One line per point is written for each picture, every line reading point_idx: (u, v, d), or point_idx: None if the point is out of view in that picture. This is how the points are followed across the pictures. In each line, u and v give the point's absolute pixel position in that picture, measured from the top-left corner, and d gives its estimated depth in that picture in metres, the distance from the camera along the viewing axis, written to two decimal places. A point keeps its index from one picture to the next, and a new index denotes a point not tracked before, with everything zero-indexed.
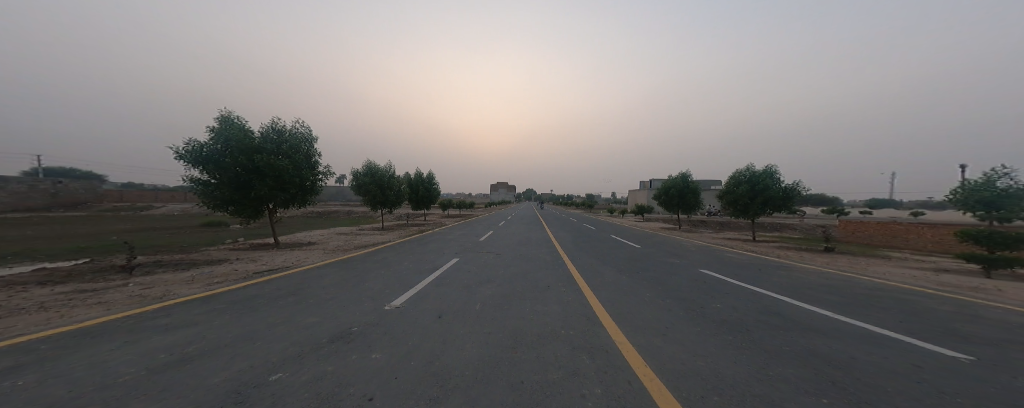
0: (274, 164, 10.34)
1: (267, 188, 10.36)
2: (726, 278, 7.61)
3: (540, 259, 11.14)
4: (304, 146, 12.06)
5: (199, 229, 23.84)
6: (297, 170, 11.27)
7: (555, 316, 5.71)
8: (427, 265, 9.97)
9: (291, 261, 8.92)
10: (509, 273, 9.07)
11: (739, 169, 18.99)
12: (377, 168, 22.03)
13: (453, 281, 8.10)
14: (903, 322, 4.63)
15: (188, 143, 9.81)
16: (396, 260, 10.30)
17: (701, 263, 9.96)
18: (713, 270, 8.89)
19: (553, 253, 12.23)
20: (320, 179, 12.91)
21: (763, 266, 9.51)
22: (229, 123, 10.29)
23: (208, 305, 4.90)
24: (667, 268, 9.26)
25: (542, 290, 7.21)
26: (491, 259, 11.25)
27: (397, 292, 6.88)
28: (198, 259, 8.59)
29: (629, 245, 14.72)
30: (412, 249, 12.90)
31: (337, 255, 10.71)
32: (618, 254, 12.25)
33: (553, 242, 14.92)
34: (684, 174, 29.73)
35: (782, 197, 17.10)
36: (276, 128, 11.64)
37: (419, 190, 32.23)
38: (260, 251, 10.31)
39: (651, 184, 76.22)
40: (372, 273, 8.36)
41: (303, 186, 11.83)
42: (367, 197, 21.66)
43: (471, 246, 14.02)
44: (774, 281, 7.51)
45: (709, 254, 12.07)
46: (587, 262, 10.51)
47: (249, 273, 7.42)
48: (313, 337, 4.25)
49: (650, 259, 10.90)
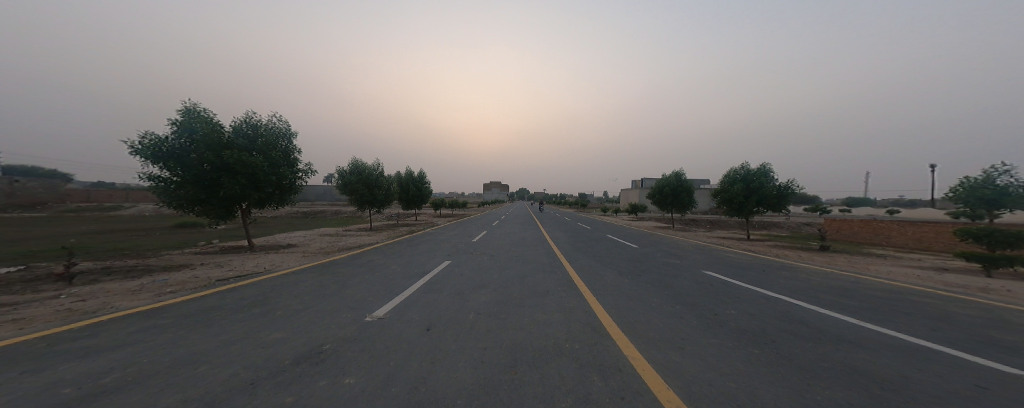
0: (246, 161, 9.46)
1: (237, 186, 9.47)
2: (733, 281, 7.21)
3: (537, 261, 10.59)
4: (282, 141, 11.19)
5: (170, 230, 22.40)
6: (273, 168, 10.41)
7: (556, 326, 5.17)
8: (416, 268, 9.32)
9: (264, 266, 8.11)
10: (504, 277, 8.48)
11: (733, 168, 18.87)
12: (364, 166, 21.07)
13: (444, 287, 7.49)
14: (934, 330, 4.28)
15: (147, 136, 8.85)
16: (382, 264, 9.59)
17: (703, 264, 9.60)
18: (717, 272, 8.53)
19: (549, 255, 11.69)
20: (299, 178, 12.03)
21: (765, 267, 9.21)
22: (194, 115, 9.36)
23: (151, 322, 4.16)
24: (670, 270, 8.81)
25: (540, 297, 6.65)
26: (485, 262, 10.63)
27: (381, 300, 6.23)
28: (155, 265, 7.70)
29: (627, 246, 14.29)
30: (400, 251, 12.19)
31: (318, 258, 9.88)
32: (617, 255, 11.82)
33: (548, 243, 14.41)
34: (678, 172, 29.66)
35: (776, 196, 17.05)
36: (249, 122, 10.72)
37: (409, 190, 31.29)
38: (231, 255, 9.42)
39: (642, 182, 76.71)
40: (354, 279, 7.63)
41: (279, 184, 10.96)
42: (353, 197, 20.68)
43: (463, 248, 13.36)
44: (784, 283, 7.16)
45: (710, 254, 11.70)
46: (586, 264, 10.01)
47: (211, 280, 6.60)
48: (274, 359, 3.59)
49: (652, 261, 10.43)
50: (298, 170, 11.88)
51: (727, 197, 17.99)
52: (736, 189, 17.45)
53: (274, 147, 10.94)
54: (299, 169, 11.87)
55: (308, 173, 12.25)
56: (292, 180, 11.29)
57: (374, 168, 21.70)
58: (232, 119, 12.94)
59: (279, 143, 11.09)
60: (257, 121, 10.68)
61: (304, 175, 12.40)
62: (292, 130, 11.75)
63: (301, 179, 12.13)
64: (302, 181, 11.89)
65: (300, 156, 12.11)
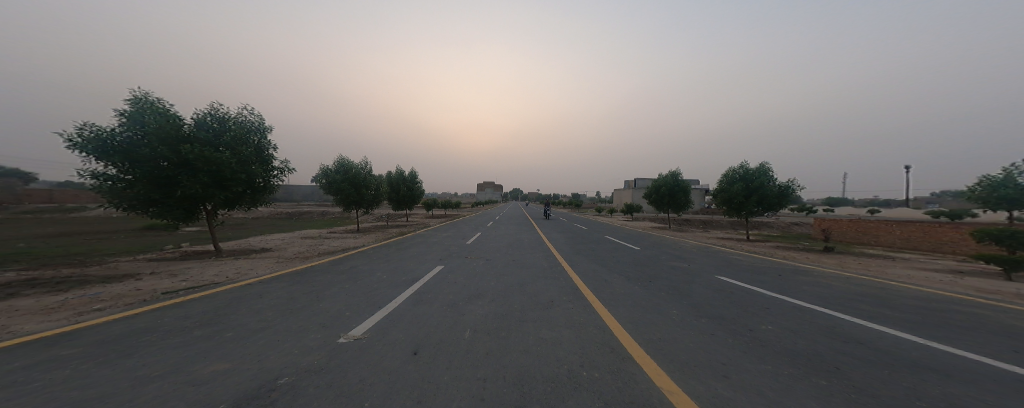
0: (209, 156, 8.42)
1: (199, 185, 8.39)
2: (755, 287, 6.58)
3: (536, 267, 9.80)
4: (253, 137, 10.16)
5: (137, 232, 20.78)
6: (242, 165, 9.37)
7: (567, 347, 4.38)
8: (404, 275, 8.44)
9: (227, 275, 7.06)
10: (502, 285, 7.65)
11: (732, 167, 18.50)
12: (351, 164, 19.89)
13: (435, 297, 6.64)
14: (1010, 349, 3.66)
15: (90, 129, 7.75)
16: (365, 270, 8.61)
17: (714, 268, 9.00)
18: (732, 277, 7.92)
19: (549, 259, 10.90)
20: (273, 177, 10.97)
21: (780, 270, 8.65)
22: (150, 106, 8.35)
23: (51, 353, 3.23)
24: (683, 276, 8.11)
25: (545, 310, 5.86)
26: (481, 267, 9.75)
27: (360, 315, 5.31)
28: (94, 277, 6.61)
29: (629, 249, 13.59)
30: (387, 254, 11.24)
31: (294, 264, 8.84)
32: (620, 259, 11.10)
33: (546, 246, 13.68)
34: (674, 172, 29.39)
35: (777, 196, 16.71)
36: (215, 116, 9.68)
37: (399, 189, 30.14)
38: (193, 261, 8.33)
39: (634, 183, 76.96)
40: (331, 288, 6.68)
41: (250, 184, 9.90)
42: (339, 197, 19.44)
43: (455, 251, 12.43)
44: (810, 289, 6.53)
45: (717, 257, 11.08)
46: (590, 270, 9.25)
47: (156, 294, 5.59)
48: (206, 402, 2.72)
49: (659, 265, 9.74)
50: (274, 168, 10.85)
51: (727, 197, 17.57)
52: (736, 189, 17.04)
53: (244, 143, 9.92)
54: (274, 167, 10.83)
55: (285, 172, 11.21)
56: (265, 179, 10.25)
57: (361, 166, 20.51)
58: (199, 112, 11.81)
59: (250, 138, 10.08)
60: (224, 114, 9.67)
61: (280, 175, 11.36)
62: (266, 125, 10.74)
63: (277, 178, 11.08)
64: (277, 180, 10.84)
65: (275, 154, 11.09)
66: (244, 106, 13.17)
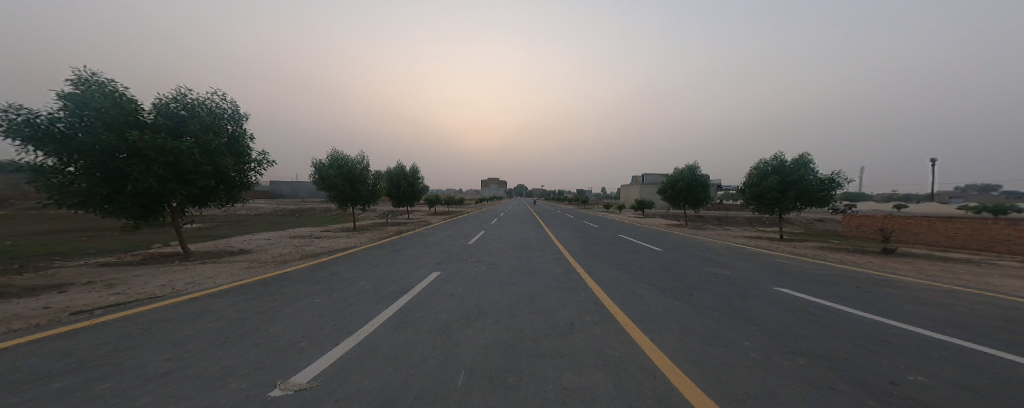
0: (165, 145, 7.18)
1: (153, 178, 7.16)
2: (839, 306, 5.05)
3: (546, 275, 8.37)
4: (223, 124, 8.90)
5: (127, 231, 19.97)
6: (207, 155, 8.11)
7: (604, 403, 2.98)
8: (393, 284, 7.18)
9: (175, 286, 5.83)
10: (507, 300, 6.31)
11: (764, 159, 16.67)
12: (347, 158, 18.68)
13: (425, 317, 5.32)
14: None
15: (23, 112, 6.61)
16: (344, 278, 7.28)
17: (762, 274, 7.51)
18: (791, 288, 6.42)
19: (561, 265, 9.45)
20: (250, 170, 9.72)
21: (847, 277, 7.10)
22: (97, 87, 7.17)
23: None
24: (729, 287, 6.57)
25: (566, 342, 4.47)
26: (482, 275, 8.36)
27: (318, 348, 3.95)
28: (12, 290, 5.45)
29: (650, 251, 12.03)
30: (380, 258, 10.03)
31: (267, 270, 7.60)
32: (642, 263, 9.67)
33: (557, 247, 12.31)
34: (692, 166, 27.45)
35: (817, 191, 14.88)
36: (179, 100, 8.46)
37: (401, 185, 29.00)
38: (149, 268, 7.16)
39: (644, 177, 74.81)
40: (294, 304, 5.35)
41: (221, 177, 8.67)
42: (333, 193, 18.25)
43: (455, 254, 11.08)
44: (910, 309, 5.01)
45: (759, 261, 9.46)
46: (611, 279, 7.77)
47: (61, 313, 4.35)
48: None
49: (693, 272, 8.18)
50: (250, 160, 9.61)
51: (758, 192, 15.77)
52: (770, 182, 15.23)
53: (214, 131, 8.68)
54: (250, 159, 9.60)
55: (264, 165, 9.98)
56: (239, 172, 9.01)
57: (358, 161, 19.30)
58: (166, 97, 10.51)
59: (221, 126, 8.86)
60: (190, 98, 8.45)
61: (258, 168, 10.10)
62: (240, 111, 9.48)
63: (254, 172, 9.82)
64: (254, 174, 9.61)
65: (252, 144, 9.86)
66: (219, 92, 11.72)
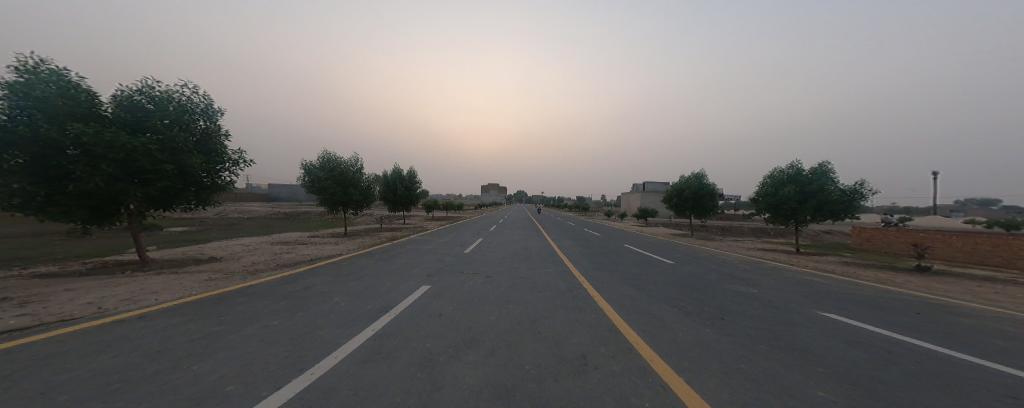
0: (115, 140, 6.42)
1: (101, 178, 6.43)
2: (914, 340, 4.10)
3: (550, 291, 7.39)
4: (192, 119, 8.18)
5: (107, 236, 18.99)
6: (168, 153, 7.39)
7: None
8: (374, 300, 6.24)
9: (106, 305, 4.92)
10: (505, 324, 5.36)
11: (780, 167, 15.78)
12: (338, 160, 17.84)
13: (403, 347, 4.36)
14: None
15: None
16: (316, 292, 6.29)
17: (796, 294, 6.57)
18: (838, 312, 5.48)
19: (566, 279, 8.47)
20: (223, 170, 8.96)
21: (897, 300, 6.14)
22: (42, 75, 6.38)
23: None
24: (766, 310, 5.59)
25: (577, 386, 3.52)
26: (477, 290, 7.37)
27: (253, 393, 3.01)
28: None
29: (662, 263, 11.05)
30: (366, 267, 9.11)
31: (229, 280, 6.68)
32: (656, 278, 8.72)
33: (560, 258, 11.37)
34: (699, 174, 26.52)
35: (838, 202, 13.93)
36: (143, 92, 7.69)
37: (397, 189, 28.10)
38: (90, 280, 6.25)
39: (645, 185, 73.86)
40: (244, 325, 4.38)
41: (187, 177, 7.91)
42: (323, 197, 17.36)
43: (449, 264, 10.12)
44: (1000, 347, 4.06)
45: (786, 278, 8.48)
46: (624, 298, 6.82)
47: None
48: None
49: (717, 290, 7.19)
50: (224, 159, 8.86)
51: (774, 201, 14.88)
52: (787, 191, 14.35)
53: (181, 127, 7.91)
54: (225, 158, 8.84)
55: (240, 164, 9.20)
56: (209, 172, 8.24)
57: (350, 162, 18.46)
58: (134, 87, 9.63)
59: (191, 121, 8.10)
60: (156, 90, 7.69)
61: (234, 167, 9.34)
62: (214, 106, 8.70)
63: (228, 172, 9.05)
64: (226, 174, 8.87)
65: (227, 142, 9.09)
66: (196, 85, 10.87)
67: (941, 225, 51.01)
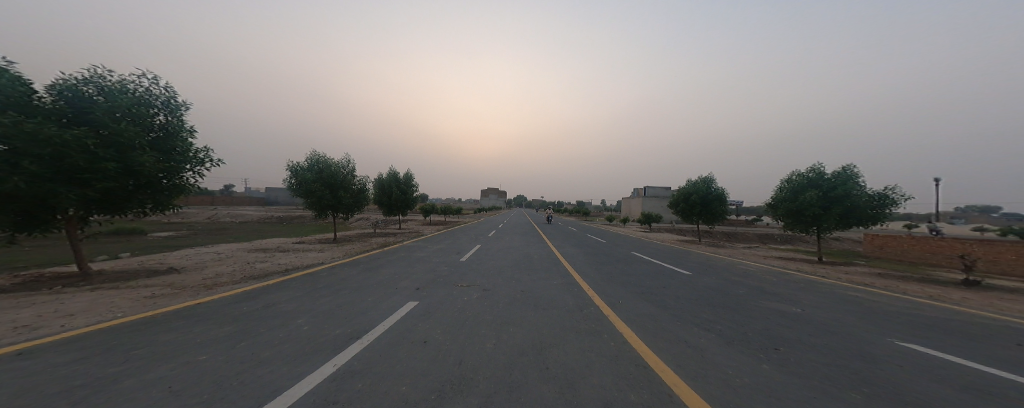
0: (42, 132, 5.83)
1: (21, 177, 5.75)
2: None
3: (558, 311, 6.32)
4: (144, 113, 7.46)
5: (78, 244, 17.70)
6: (109, 150, 6.69)
7: None
8: (349, 323, 5.17)
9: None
10: (505, 359, 4.28)
11: (798, 171, 14.83)
12: (328, 162, 16.83)
13: (371, 390, 3.29)
14: None
15: None
16: (278, 312, 5.22)
17: (853, 317, 5.51)
18: (920, 343, 4.41)
19: (574, 294, 7.41)
20: (183, 170, 8.27)
21: (981, 328, 5.08)
22: None
23: None
24: (831, 340, 4.49)
25: None
26: (473, 309, 6.30)
27: None
28: None
29: (679, 274, 9.99)
30: (347, 279, 8.05)
31: (176, 297, 5.64)
32: (676, 292, 7.68)
33: (566, 268, 10.34)
34: (707, 178, 25.52)
35: (866, 208, 12.93)
36: (93, 81, 7.03)
37: (393, 193, 27.13)
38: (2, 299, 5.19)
39: (646, 190, 73.02)
40: (156, 364, 3.28)
41: (134, 176, 7.24)
42: (310, 201, 16.29)
43: (442, 275, 9.07)
44: None
45: (827, 294, 7.40)
46: (646, 320, 5.76)
47: None
48: None
49: (753, 308, 6.14)
50: (184, 158, 8.17)
51: (794, 207, 13.88)
52: (809, 196, 13.32)
53: (134, 121, 7.24)
54: (184, 157, 8.13)
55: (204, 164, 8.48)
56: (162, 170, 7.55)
57: (342, 164, 17.46)
58: (83, 74, 8.47)
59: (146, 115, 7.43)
60: (108, 80, 7.03)
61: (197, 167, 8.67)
62: (176, 100, 8.02)
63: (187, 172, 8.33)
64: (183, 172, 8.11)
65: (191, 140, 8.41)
66: (162, 78, 9.79)
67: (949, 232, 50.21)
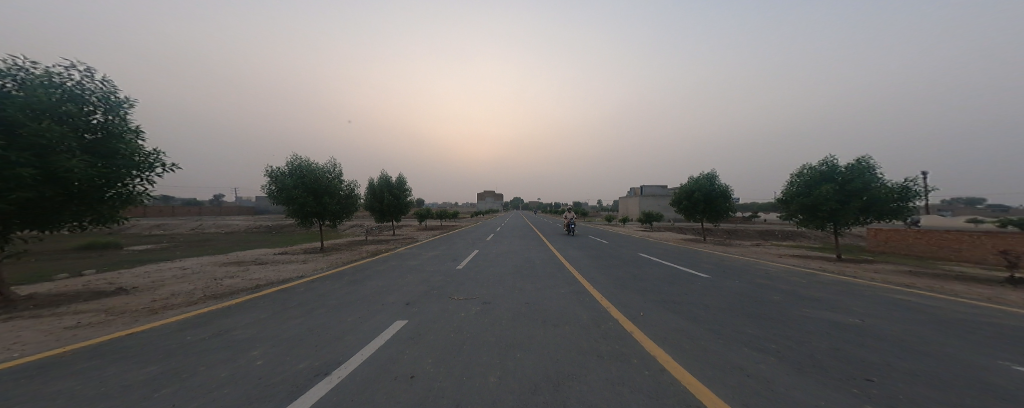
0: None
1: None
2: None
3: (573, 328, 5.34)
4: (74, 110, 6.52)
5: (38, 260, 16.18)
6: (25, 152, 5.75)
7: None
8: (319, 350, 4.15)
9: None
10: (516, 398, 3.31)
11: (809, 164, 14.12)
12: (312, 166, 15.75)
13: None
14: None
15: None
16: (230, 339, 4.19)
17: (925, 330, 4.64)
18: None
19: (587, 306, 6.46)
20: (128, 175, 7.34)
21: None
22: None
23: None
24: (928, 364, 3.54)
25: None
26: (472, 329, 5.32)
27: None
28: None
29: (696, 278, 9.09)
30: (327, 294, 7.01)
31: (104, 324, 4.56)
32: (702, 300, 6.78)
33: (573, 274, 9.42)
34: (709, 175, 24.84)
35: (886, 201, 12.25)
36: (11, 74, 6.09)
37: (385, 198, 26.08)
38: None
39: (642, 190, 72.95)
40: None
41: (63, 182, 6.31)
42: (293, 208, 15.17)
43: (436, 286, 8.07)
44: None
45: (871, 298, 6.55)
46: (681, 339, 4.81)
47: None
48: None
49: (801, 319, 5.25)
50: (129, 162, 7.24)
51: (808, 202, 13.13)
52: (824, 191, 12.56)
53: (62, 119, 6.31)
54: (129, 161, 7.19)
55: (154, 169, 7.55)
56: (98, 175, 6.61)
57: (327, 169, 16.41)
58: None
59: (79, 113, 6.49)
60: (27, 72, 6.07)
61: (146, 172, 7.75)
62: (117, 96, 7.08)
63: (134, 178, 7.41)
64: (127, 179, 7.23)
65: (138, 142, 7.48)
66: (93, 68, 7.76)
67: (944, 224, 50.27)
